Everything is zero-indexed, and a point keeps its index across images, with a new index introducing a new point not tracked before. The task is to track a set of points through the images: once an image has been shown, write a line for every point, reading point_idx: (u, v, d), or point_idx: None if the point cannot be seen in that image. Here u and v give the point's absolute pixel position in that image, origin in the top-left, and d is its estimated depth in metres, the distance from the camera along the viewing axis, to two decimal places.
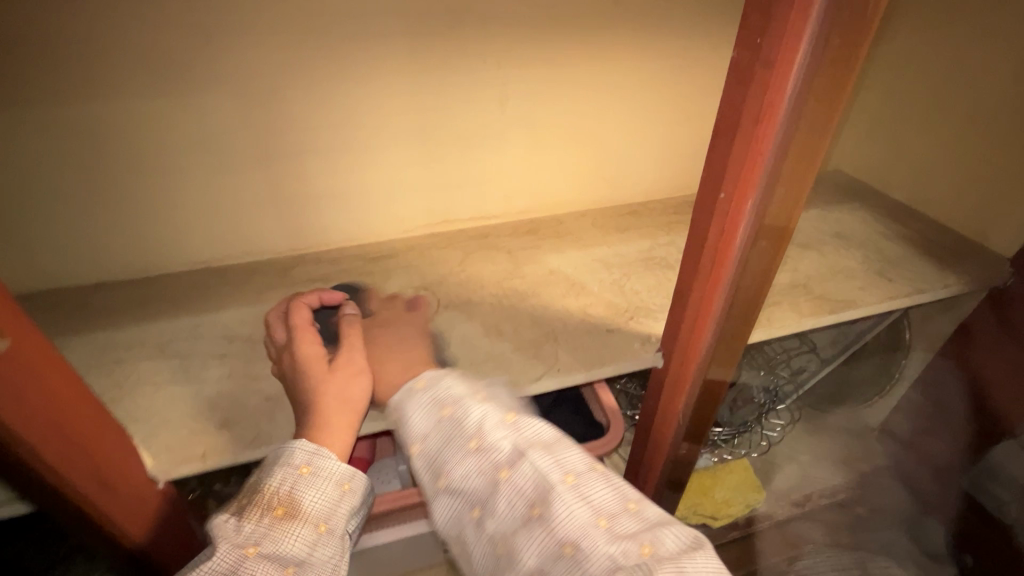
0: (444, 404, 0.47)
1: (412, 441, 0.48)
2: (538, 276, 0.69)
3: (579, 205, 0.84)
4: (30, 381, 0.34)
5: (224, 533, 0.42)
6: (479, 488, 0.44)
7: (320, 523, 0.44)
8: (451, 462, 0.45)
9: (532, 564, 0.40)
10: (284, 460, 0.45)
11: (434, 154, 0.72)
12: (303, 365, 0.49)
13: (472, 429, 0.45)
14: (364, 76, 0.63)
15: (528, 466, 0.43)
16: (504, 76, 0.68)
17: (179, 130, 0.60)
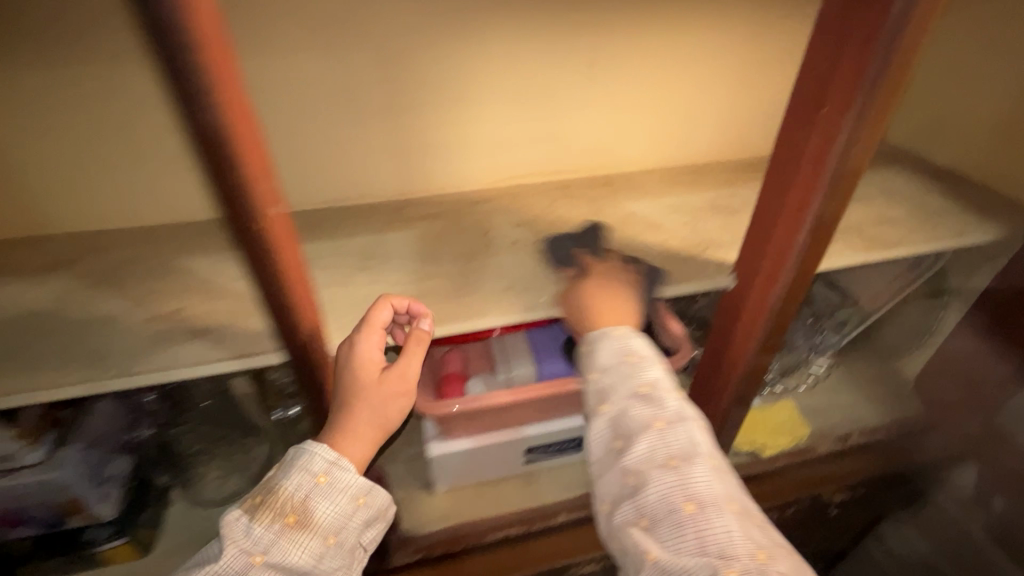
0: (631, 354, 0.58)
1: (594, 370, 0.59)
2: (618, 217, 0.79)
3: (649, 163, 0.93)
4: (285, 242, 0.45)
5: (232, 535, 0.49)
6: (635, 424, 0.55)
7: (328, 536, 0.52)
8: (622, 396, 0.56)
9: (655, 501, 0.51)
10: (305, 466, 0.53)
11: (529, 111, 0.82)
12: (360, 363, 0.57)
13: (646, 377, 0.57)
14: (477, 38, 0.73)
15: (681, 430, 0.54)
16: (593, 41, 0.78)
17: (324, 81, 0.71)
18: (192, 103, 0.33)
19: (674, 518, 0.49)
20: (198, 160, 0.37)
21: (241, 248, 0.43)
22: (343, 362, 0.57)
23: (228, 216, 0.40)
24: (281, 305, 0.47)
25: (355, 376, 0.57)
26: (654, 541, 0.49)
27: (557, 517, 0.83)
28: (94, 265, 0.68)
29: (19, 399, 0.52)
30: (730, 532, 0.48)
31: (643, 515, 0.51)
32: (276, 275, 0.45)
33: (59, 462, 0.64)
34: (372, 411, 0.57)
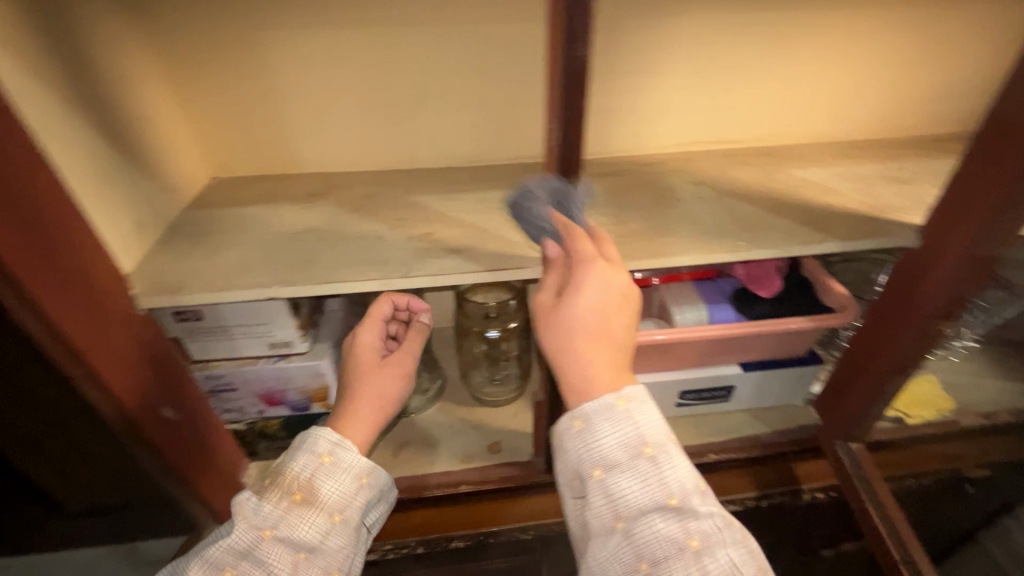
0: (647, 445, 0.49)
1: (599, 468, 0.49)
2: (791, 182, 0.86)
3: (811, 137, 0.98)
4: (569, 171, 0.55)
5: (248, 512, 0.56)
6: (664, 548, 0.46)
7: (333, 514, 0.58)
8: (644, 509, 0.47)
9: None
10: (310, 450, 0.60)
11: (706, 81, 0.88)
12: (361, 349, 0.70)
13: (666, 479, 0.48)
14: (677, 13, 0.81)
15: (716, 550, 0.46)
16: (781, 18, 0.83)
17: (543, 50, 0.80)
18: (579, 40, 0.43)
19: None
20: (556, 89, 0.47)
21: (560, 171, 0.51)
22: (354, 350, 0.70)
23: (563, 140, 0.49)
24: (563, 226, 0.56)
25: (361, 359, 0.69)
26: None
27: (709, 455, 0.92)
28: (345, 196, 0.81)
29: (323, 289, 0.64)
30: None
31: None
32: (573, 197, 0.54)
33: (317, 351, 0.77)
34: (370, 389, 0.67)
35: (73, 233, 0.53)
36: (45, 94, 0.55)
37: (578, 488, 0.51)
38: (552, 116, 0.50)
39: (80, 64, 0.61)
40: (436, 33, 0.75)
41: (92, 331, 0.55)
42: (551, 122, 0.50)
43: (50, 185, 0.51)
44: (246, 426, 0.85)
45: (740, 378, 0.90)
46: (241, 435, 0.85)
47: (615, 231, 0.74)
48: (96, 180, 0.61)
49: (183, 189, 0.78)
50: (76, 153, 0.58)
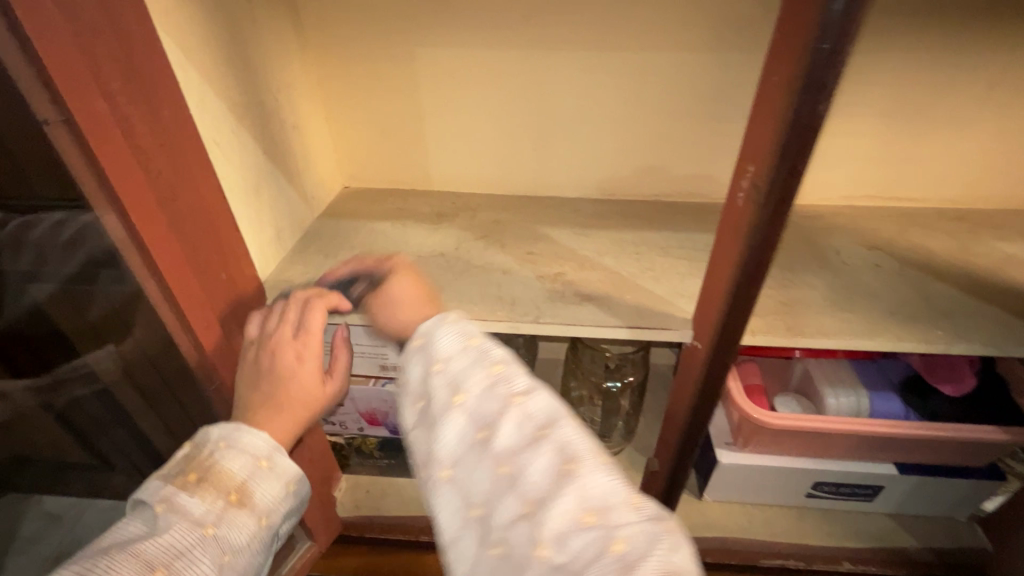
0: (471, 333, 0.45)
1: (435, 357, 0.44)
2: (995, 258, 0.71)
3: (1016, 202, 0.81)
4: (732, 230, 0.46)
5: (180, 509, 0.44)
6: (490, 406, 0.40)
7: (263, 517, 0.48)
8: (474, 384, 0.41)
9: (535, 482, 0.37)
10: (247, 449, 0.49)
11: (897, 128, 0.74)
12: (305, 371, 0.53)
13: (500, 359, 0.43)
14: (877, 53, 0.68)
15: (551, 411, 0.40)
16: (1012, 65, 0.68)
17: (706, 84, 0.70)
18: (825, 93, 0.35)
19: (581, 548, 0.34)
20: (772, 147, 0.39)
21: (754, 241, 0.43)
22: (297, 369, 0.52)
23: (770, 206, 0.41)
24: (744, 298, 0.48)
25: (307, 379, 0.52)
26: None
27: (841, 564, 0.79)
28: (471, 220, 0.78)
29: None
30: (654, 540, 0.34)
31: (543, 548, 0.35)
32: (764, 272, 0.46)
33: None
34: (311, 411, 0.53)
35: (230, 248, 0.52)
36: (223, 104, 0.55)
37: (415, 389, 0.45)
38: (754, 176, 0.42)
39: (254, 74, 0.61)
40: (597, 57, 0.70)
41: (232, 348, 0.54)
42: (752, 183, 0.42)
43: (220, 201, 0.50)
44: (344, 440, 0.83)
45: (893, 479, 0.76)
46: (339, 448, 0.84)
47: (777, 296, 0.63)
48: (250, 187, 0.61)
49: (317, 199, 0.78)
50: (237, 162, 0.58)
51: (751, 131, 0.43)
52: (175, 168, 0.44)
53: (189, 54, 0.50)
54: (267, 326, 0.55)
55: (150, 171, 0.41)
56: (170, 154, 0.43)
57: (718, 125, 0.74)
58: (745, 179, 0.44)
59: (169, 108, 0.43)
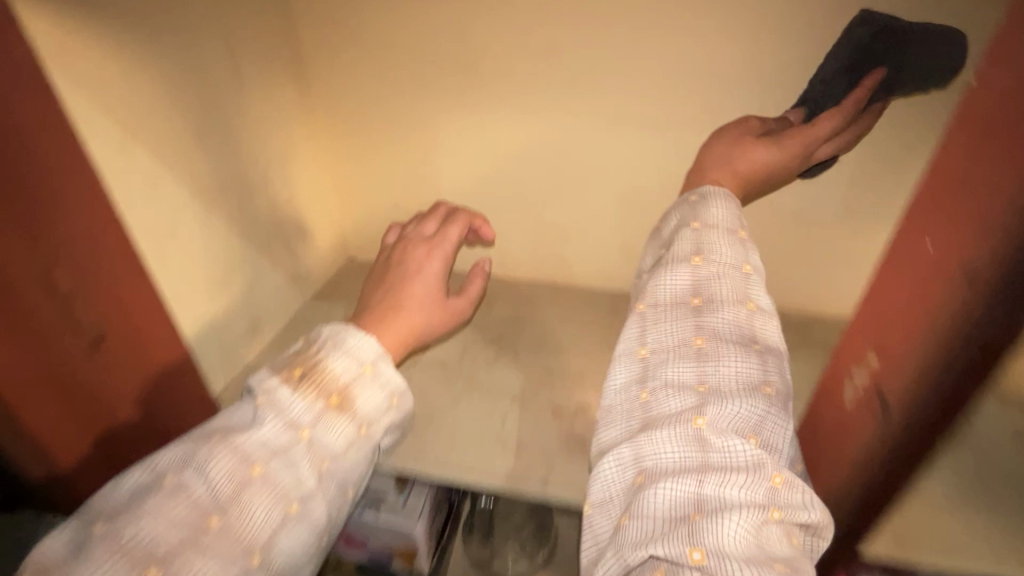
0: (737, 231, 0.42)
1: (698, 219, 0.43)
2: None
3: None
4: (833, 437, 0.32)
5: (277, 404, 0.37)
6: (724, 285, 0.39)
7: (364, 426, 0.40)
8: (722, 263, 0.40)
9: (725, 372, 0.35)
10: (352, 351, 0.41)
11: None
12: (424, 271, 0.51)
13: (753, 267, 0.41)
14: None
15: (773, 342, 0.38)
16: None
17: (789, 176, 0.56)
18: None
19: (730, 448, 0.32)
20: (922, 347, 0.25)
21: (878, 460, 0.29)
22: (428, 270, 0.51)
23: (915, 426, 0.27)
24: (852, 524, 0.33)
25: (430, 280, 0.50)
26: (685, 447, 0.32)
27: None
28: (488, 316, 0.65)
29: (422, 474, 0.48)
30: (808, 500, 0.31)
31: (698, 420, 0.33)
32: (891, 493, 0.31)
33: (411, 510, 0.60)
34: (431, 318, 0.49)
35: (165, 379, 0.42)
36: (186, 188, 0.45)
37: (664, 240, 0.46)
38: (876, 372, 0.28)
39: (239, 145, 0.51)
40: (655, 136, 0.57)
41: None
42: (873, 383, 0.28)
43: (149, 321, 0.40)
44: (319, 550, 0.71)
45: None
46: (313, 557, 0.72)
47: None
48: (217, 279, 0.51)
49: (316, 274, 0.68)
50: (202, 252, 0.48)
51: (874, 299, 0.28)
52: (69, 290, 0.34)
53: (138, 134, 0.40)
54: (403, 234, 0.55)
55: (21, 309, 0.31)
56: (61, 279, 0.33)
57: (801, 224, 0.59)
58: (859, 370, 0.29)
59: (62, 220, 0.33)
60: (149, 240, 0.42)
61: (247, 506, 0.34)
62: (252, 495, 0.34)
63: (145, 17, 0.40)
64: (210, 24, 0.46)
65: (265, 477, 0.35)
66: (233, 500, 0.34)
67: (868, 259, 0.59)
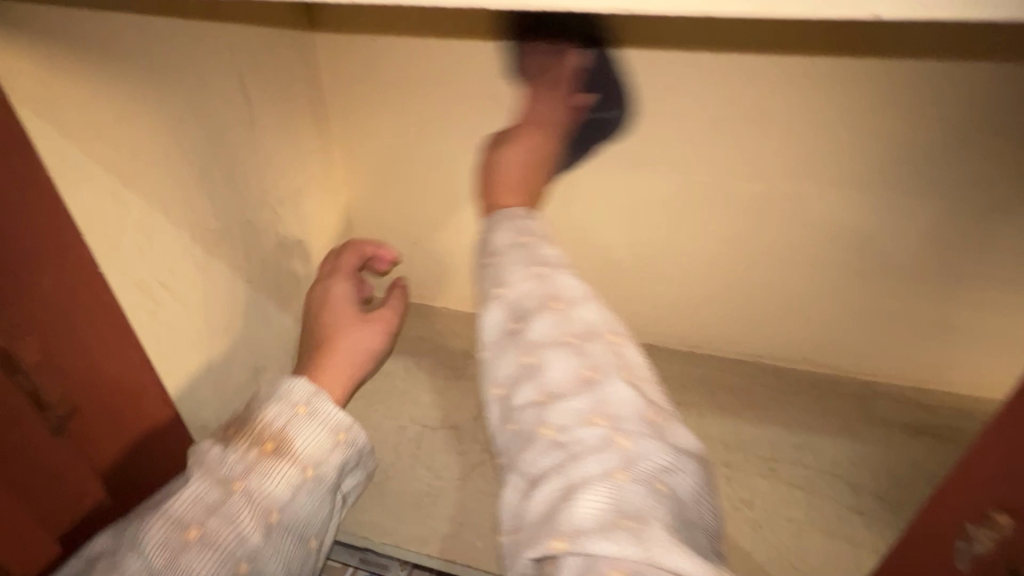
0: (523, 234, 0.41)
1: (488, 253, 0.41)
2: None
3: None
4: None
5: (206, 463, 0.35)
6: (531, 302, 0.37)
7: (308, 467, 0.38)
8: (515, 278, 0.38)
9: (556, 381, 0.34)
10: (282, 396, 0.39)
11: None
12: (331, 301, 0.51)
13: (546, 266, 0.38)
14: None
15: (592, 327, 0.36)
16: None
17: (852, 238, 0.49)
18: None
19: (582, 435, 0.32)
20: None
21: None
22: (337, 296, 0.52)
23: None
24: None
25: (341, 306, 0.51)
26: (547, 459, 0.32)
27: None
28: None
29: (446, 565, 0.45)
30: (664, 461, 0.32)
31: (549, 429, 0.33)
32: None
33: None
34: (364, 337, 0.49)
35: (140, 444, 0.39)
36: (186, 236, 0.41)
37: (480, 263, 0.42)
38: None
39: (246, 187, 0.47)
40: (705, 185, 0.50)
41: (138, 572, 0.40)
42: None
43: (126, 383, 0.37)
44: None
45: None
46: None
47: None
48: (217, 331, 0.46)
49: None
50: (201, 305, 0.44)
51: None
52: (36, 362, 0.32)
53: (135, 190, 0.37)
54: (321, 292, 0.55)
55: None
56: (27, 353, 0.31)
57: (871, 285, 0.52)
58: None
59: (37, 284, 0.31)
60: (142, 296, 0.38)
61: (190, 567, 0.32)
62: (190, 561, 0.32)
63: (144, 56, 0.36)
64: (216, 63, 0.42)
65: (202, 539, 0.32)
66: (172, 566, 0.31)
67: (948, 325, 0.52)
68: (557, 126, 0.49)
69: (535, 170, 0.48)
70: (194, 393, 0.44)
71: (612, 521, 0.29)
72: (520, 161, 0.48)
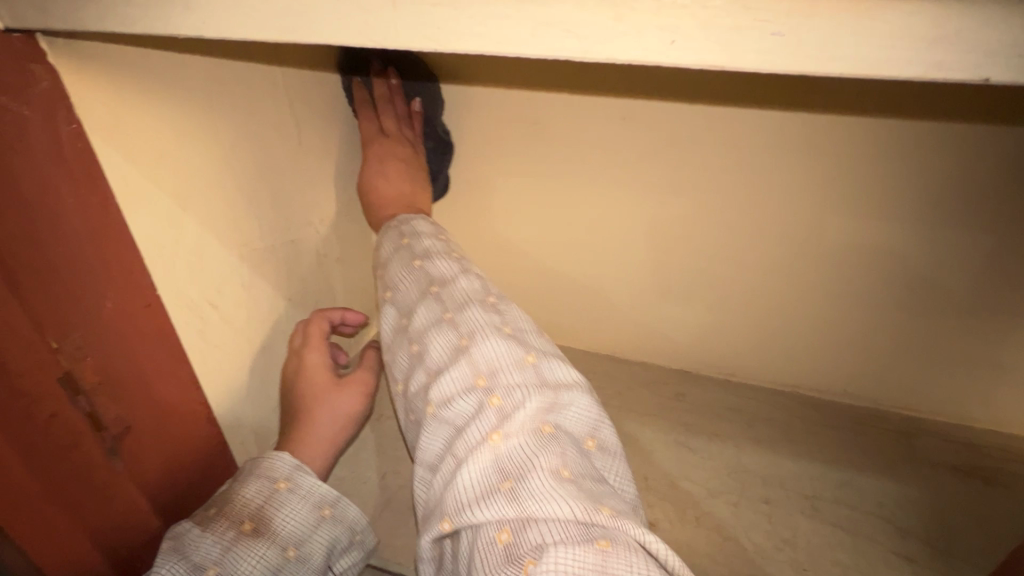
0: (405, 235, 0.47)
1: (379, 265, 0.47)
2: None
3: None
4: None
5: (182, 548, 0.36)
6: (411, 295, 0.43)
7: (288, 547, 0.39)
8: (398, 276, 0.44)
9: (435, 359, 0.39)
10: (262, 472, 0.41)
11: None
12: (310, 392, 0.48)
13: (421, 256, 0.44)
14: None
15: (462, 297, 0.41)
16: None
17: (896, 269, 0.48)
18: None
19: (463, 404, 0.36)
20: None
21: None
22: (317, 376, 0.48)
23: None
24: None
25: (320, 398, 0.48)
26: (440, 436, 0.36)
27: None
28: None
29: None
30: (531, 403, 0.35)
31: (433, 406, 0.37)
32: None
33: None
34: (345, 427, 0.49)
35: (180, 457, 0.40)
36: (234, 259, 0.42)
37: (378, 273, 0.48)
38: None
39: (291, 211, 0.48)
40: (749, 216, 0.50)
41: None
42: None
43: (173, 403, 0.38)
44: None
45: None
46: None
47: None
48: (258, 350, 0.47)
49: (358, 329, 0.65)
50: (246, 320, 0.45)
51: None
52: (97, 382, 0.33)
53: (195, 210, 0.38)
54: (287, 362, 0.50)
55: (30, 415, 0.30)
56: (85, 377, 0.32)
57: (916, 321, 0.50)
58: None
59: (101, 306, 0.32)
60: (192, 316, 0.39)
61: None
62: None
63: (206, 86, 0.37)
64: (273, 86, 0.43)
65: None
66: None
67: (994, 362, 0.50)
68: (412, 137, 0.55)
69: (402, 175, 0.53)
70: (230, 411, 0.45)
71: (492, 475, 0.32)
72: (393, 172, 0.53)
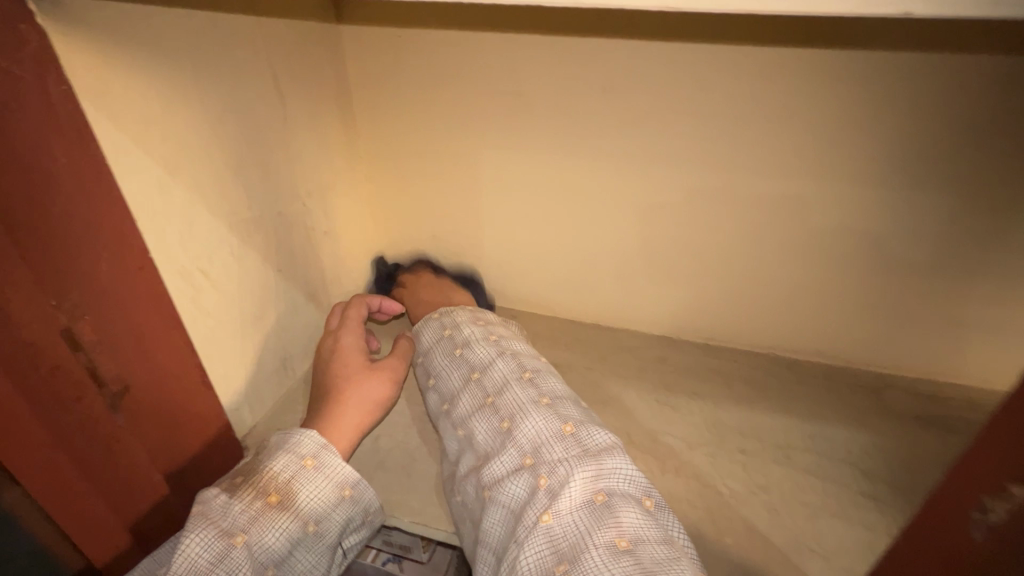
0: (445, 327, 0.54)
1: (421, 354, 0.55)
2: None
3: None
4: None
5: (212, 515, 0.37)
6: (455, 383, 0.50)
7: (309, 523, 0.40)
8: (441, 365, 0.52)
9: (483, 443, 0.44)
10: (291, 448, 0.42)
11: None
12: (340, 356, 0.51)
13: (461, 344, 0.51)
14: None
15: (500, 379, 0.47)
16: None
17: (863, 227, 0.51)
18: None
19: (513, 486, 0.40)
20: None
21: None
22: (349, 344, 0.52)
23: None
24: None
25: (347, 361, 0.51)
26: (499, 518, 0.40)
27: None
28: None
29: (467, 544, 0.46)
30: (576, 473, 0.39)
31: (486, 490, 0.41)
32: None
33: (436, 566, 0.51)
34: (368, 392, 0.49)
35: (183, 419, 0.41)
36: (226, 225, 0.43)
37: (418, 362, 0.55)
38: None
39: (281, 182, 0.49)
40: (724, 180, 0.52)
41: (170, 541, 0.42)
42: None
43: (173, 367, 0.40)
44: None
45: None
46: None
47: None
48: (252, 318, 0.48)
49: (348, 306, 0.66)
50: (240, 287, 0.46)
51: None
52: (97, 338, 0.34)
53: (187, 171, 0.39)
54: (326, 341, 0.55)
55: (32, 364, 0.31)
56: (85, 332, 0.33)
57: (881, 279, 0.53)
58: None
59: (98, 262, 0.33)
60: (186, 279, 0.40)
61: None
62: None
63: (197, 52, 0.38)
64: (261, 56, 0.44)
65: None
66: None
67: (952, 315, 0.53)
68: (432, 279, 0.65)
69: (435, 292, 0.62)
70: (227, 375, 0.46)
71: (548, 555, 0.36)
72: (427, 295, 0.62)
